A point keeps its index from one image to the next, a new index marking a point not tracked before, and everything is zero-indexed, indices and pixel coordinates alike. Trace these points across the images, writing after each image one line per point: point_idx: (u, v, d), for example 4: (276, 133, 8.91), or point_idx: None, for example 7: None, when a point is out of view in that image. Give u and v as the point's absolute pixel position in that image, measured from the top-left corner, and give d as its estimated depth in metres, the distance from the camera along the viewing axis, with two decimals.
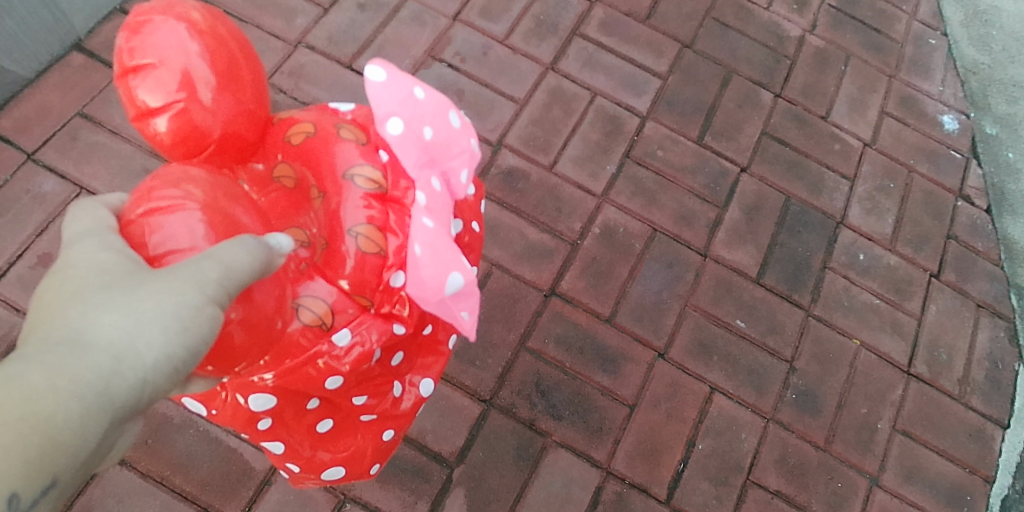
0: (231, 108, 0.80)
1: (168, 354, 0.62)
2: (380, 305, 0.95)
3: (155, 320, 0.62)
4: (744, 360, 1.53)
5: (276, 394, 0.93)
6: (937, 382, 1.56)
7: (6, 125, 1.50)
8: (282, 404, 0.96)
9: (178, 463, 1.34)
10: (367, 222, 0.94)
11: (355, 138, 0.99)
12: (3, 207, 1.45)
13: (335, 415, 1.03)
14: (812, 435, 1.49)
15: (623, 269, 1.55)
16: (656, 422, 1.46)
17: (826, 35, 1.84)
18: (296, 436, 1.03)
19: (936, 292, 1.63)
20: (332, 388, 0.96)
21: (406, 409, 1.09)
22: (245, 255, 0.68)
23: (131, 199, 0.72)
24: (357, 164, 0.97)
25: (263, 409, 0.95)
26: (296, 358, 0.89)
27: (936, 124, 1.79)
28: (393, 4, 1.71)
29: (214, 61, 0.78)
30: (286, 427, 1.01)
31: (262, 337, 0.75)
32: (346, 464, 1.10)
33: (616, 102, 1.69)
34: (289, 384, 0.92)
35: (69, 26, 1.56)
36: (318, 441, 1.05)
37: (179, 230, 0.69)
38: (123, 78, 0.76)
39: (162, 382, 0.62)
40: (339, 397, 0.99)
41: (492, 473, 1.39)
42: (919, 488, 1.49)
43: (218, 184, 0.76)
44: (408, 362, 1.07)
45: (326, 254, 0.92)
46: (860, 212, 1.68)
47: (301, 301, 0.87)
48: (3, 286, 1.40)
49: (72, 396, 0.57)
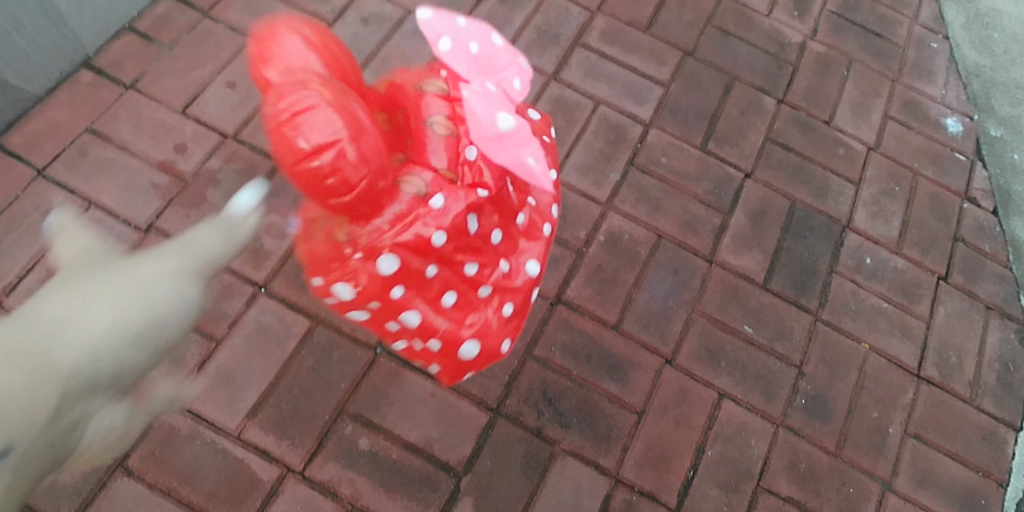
0: (326, 62, 1.14)
1: (111, 329, 1.09)
2: (469, 193, 1.25)
3: (95, 315, 1.08)
4: (752, 365, 1.52)
5: (399, 255, 1.25)
6: (948, 385, 1.55)
7: (17, 142, 1.51)
8: (408, 272, 1.28)
9: (185, 475, 1.35)
10: (442, 114, 1.27)
11: (438, 88, 1.29)
12: (13, 223, 1.46)
13: (451, 289, 1.32)
14: (823, 440, 1.48)
15: (629, 276, 1.55)
16: (664, 429, 1.45)
17: (827, 41, 1.84)
18: (419, 307, 1.32)
19: (944, 295, 1.62)
20: (446, 258, 1.28)
21: (520, 284, 1.37)
22: (334, 124, 1.06)
23: (270, 119, 1.06)
24: (435, 114, 1.27)
25: (396, 277, 1.28)
26: (404, 216, 1.22)
27: (940, 127, 1.79)
28: (396, 17, 1.72)
29: (322, 54, 1.14)
30: (410, 299, 1.31)
31: (381, 178, 1.12)
32: (465, 335, 1.35)
33: (619, 111, 1.70)
34: (413, 250, 1.25)
35: (78, 43, 1.56)
36: (440, 313, 1.33)
37: (315, 123, 1.06)
38: (256, 69, 1.12)
39: (93, 354, 1.07)
40: (452, 267, 1.30)
41: (500, 481, 1.39)
42: (932, 492, 1.48)
43: (333, 87, 1.09)
44: (507, 245, 1.37)
45: (416, 146, 1.26)
46: (865, 216, 1.67)
47: (405, 180, 1.21)
48: (14, 299, 1.41)
49: (122, 346, 1.09)
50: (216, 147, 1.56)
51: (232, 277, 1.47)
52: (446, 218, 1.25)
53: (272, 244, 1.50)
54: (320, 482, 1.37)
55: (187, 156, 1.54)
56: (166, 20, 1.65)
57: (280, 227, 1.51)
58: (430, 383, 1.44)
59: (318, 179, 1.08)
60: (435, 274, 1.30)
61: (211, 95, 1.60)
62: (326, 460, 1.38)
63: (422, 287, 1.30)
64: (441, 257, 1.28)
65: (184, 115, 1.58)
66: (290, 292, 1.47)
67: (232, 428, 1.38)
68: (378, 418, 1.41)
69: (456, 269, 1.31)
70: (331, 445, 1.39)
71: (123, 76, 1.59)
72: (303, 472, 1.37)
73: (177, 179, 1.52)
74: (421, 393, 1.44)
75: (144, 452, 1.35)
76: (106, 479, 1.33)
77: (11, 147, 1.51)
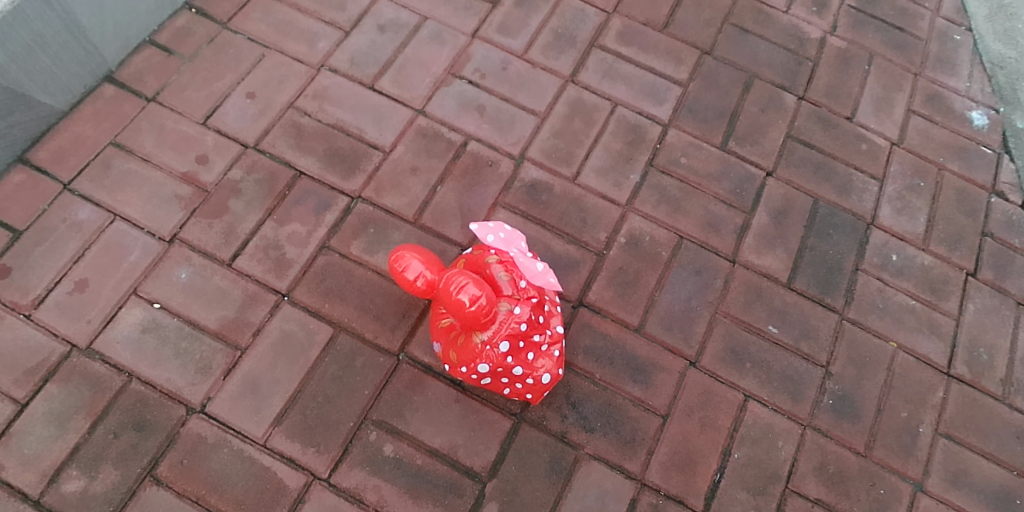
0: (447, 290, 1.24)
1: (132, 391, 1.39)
2: (528, 295, 1.30)
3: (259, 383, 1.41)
4: (778, 366, 1.50)
5: (498, 363, 1.29)
6: (979, 383, 1.53)
7: (43, 156, 1.53)
8: (519, 346, 1.29)
9: (213, 483, 1.36)
10: (487, 262, 1.32)
11: (492, 257, 1.33)
12: (40, 236, 1.47)
13: (544, 346, 1.33)
14: (852, 441, 1.46)
15: (650, 278, 1.54)
16: (690, 431, 1.44)
17: (847, 37, 1.82)
18: (534, 369, 1.32)
19: (973, 291, 1.60)
20: (535, 328, 1.30)
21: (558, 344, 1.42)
22: (466, 292, 1.21)
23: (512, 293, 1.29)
24: (502, 280, 1.30)
25: (511, 353, 1.29)
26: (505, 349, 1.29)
27: (965, 120, 1.76)
28: (412, 24, 1.72)
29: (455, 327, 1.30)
30: (525, 364, 1.32)
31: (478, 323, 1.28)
32: (560, 364, 1.36)
33: (638, 112, 1.69)
34: (516, 336, 1.28)
35: (100, 58, 1.57)
36: (544, 363, 1.33)
37: (467, 297, 1.21)
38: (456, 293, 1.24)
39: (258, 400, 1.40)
40: (543, 332, 1.32)
41: (525, 486, 1.39)
42: (965, 493, 1.45)
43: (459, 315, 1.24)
44: None
45: None
46: (890, 212, 1.65)
47: None
48: (43, 312, 1.43)
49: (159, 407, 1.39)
50: (237, 158, 1.56)
51: (256, 286, 1.47)
52: (525, 316, 1.28)
53: (295, 252, 1.50)
54: (345, 489, 1.37)
55: (209, 167, 1.55)
56: (187, 33, 1.66)
57: (302, 236, 1.51)
58: (454, 388, 1.44)
59: (475, 318, 1.22)
60: (538, 339, 1.31)
61: (231, 105, 1.60)
62: (351, 467, 1.38)
63: (529, 356, 1.31)
64: (534, 328, 1.29)
65: (205, 126, 1.58)
66: (313, 300, 1.47)
67: (258, 436, 1.39)
68: (401, 424, 1.41)
69: (543, 331, 1.32)
70: (356, 452, 1.39)
71: (145, 89, 1.60)
72: (328, 479, 1.37)
73: (200, 191, 1.53)
74: (444, 399, 1.43)
75: (172, 461, 1.36)
76: (135, 489, 1.35)
77: (37, 162, 1.52)
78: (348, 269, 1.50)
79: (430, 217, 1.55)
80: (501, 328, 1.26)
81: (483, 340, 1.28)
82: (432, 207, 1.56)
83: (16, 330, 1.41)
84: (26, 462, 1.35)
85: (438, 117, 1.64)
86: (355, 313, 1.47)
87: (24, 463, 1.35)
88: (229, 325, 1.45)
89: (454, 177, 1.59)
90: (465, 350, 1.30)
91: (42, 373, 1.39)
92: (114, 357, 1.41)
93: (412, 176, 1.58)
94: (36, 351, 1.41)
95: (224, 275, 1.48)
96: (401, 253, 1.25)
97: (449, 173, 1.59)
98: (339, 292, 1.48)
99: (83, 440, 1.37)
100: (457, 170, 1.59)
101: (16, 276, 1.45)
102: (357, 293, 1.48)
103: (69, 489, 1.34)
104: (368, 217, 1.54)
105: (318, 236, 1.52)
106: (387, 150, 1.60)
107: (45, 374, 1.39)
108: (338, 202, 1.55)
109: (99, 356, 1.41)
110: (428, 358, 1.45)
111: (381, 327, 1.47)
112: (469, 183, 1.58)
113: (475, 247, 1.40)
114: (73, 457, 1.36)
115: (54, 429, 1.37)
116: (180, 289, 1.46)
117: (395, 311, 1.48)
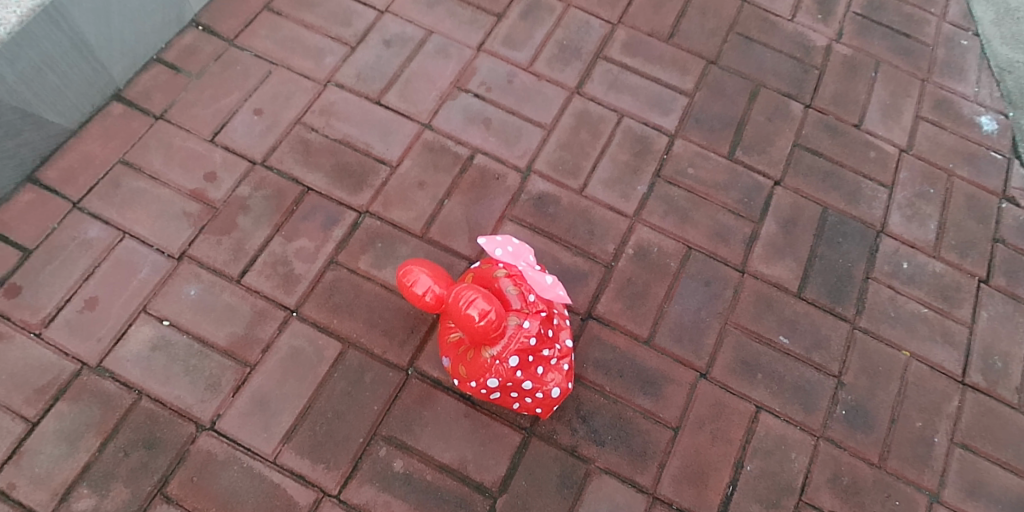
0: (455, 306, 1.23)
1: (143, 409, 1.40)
2: (536, 308, 1.30)
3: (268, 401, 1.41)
4: (790, 376, 1.49)
5: (506, 377, 1.29)
6: (994, 391, 1.51)
7: (52, 175, 1.53)
8: (528, 360, 1.29)
9: (223, 500, 1.36)
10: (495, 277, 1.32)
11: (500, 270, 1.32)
12: (50, 255, 1.48)
13: (553, 360, 1.32)
14: (866, 452, 1.45)
15: (659, 289, 1.53)
16: (701, 444, 1.43)
17: (853, 44, 1.81)
18: (543, 383, 1.32)
19: (986, 299, 1.58)
20: (544, 342, 1.29)
21: None
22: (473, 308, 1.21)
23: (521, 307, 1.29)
24: (510, 294, 1.29)
25: (520, 367, 1.29)
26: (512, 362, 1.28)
27: (974, 125, 1.75)
28: (418, 38, 1.72)
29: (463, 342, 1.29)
30: (534, 378, 1.31)
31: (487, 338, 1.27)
32: (570, 378, 1.35)
33: (644, 122, 1.68)
34: (525, 351, 1.27)
35: (108, 76, 1.58)
36: (553, 377, 1.32)
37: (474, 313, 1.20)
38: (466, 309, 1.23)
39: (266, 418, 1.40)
40: (552, 346, 1.31)
41: (536, 501, 1.38)
42: (982, 503, 1.44)
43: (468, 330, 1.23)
44: None
45: None
46: (900, 220, 1.64)
47: None
48: (53, 332, 1.43)
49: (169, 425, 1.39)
50: (245, 175, 1.57)
51: (265, 302, 1.47)
52: (534, 330, 1.28)
53: (303, 268, 1.50)
54: (356, 505, 1.37)
55: (217, 184, 1.56)
56: (193, 50, 1.66)
57: (310, 251, 1.51)
58: (464, 402, 1.43)
59: (485, 333, 1.22)
60: (547, 353, 1.30)
61: (238, 122, 1.61)
62: (361, 483, 1.38)
63: (538, 370, 1.31)
64: (543, 342, 1.29)
65: (213, 143, 1.59)
66: (322, 315, 1.47)
67: (268, 452, 1.38)
68: (411, 439, 1.40)
69: (552, 345, 1.31)
70: (366, 468, 1.38)
71: (153, 107, 1.61)
72: (339, 496, 1.37)
73: (208, 207, 1.54)
74: (453, 413, 1.43)
75: (182, 479, 1.36)
76: (146, 506, 1.35)
77: (47, 182, 1.53)
78: (356, 285, 1.50)
79: (437, 231, 1.55)
80: (511, 342, 1.26)
81: (492, 355, 1.27)
82: (440, 220, 1.56)
83: (26, 349, 1.42)
84: (37, 481, 1.35)
85: (445, 130, 1.64)
86: (363, 329, 1.47)
87: (35, 481, 1.35)
88: (239, 342, 1.45)
89: (462, 191, 1.59)
90: (473, 364, 1.30)
91: (52, 392, 1.40)
92: (125, 375, 1.42)
93: (419, 190, 1.58)
94: (47, 369, 1.41)
95: (233, 291, 1.48)
96: (411, 267, 1.24)
97: (456, 187, 1.59)
98: (347, 308, 1.48)
99: (94, 458, 1.36)
100: (463, 184, 1.59)
101: (25, 295, 1.45)
102: (365, 309, 1.48)
103: (80, 508, 1.34)
104: (375, 232, 1.54)
105: (326, 251, 1.52)
106: (394, 164, 1.60)
107: (55, 393, 1.39)
108: (346, 218, 1.55)
109: (109, 374, 1.42)
110: (437, 373, 1.45)
111: (390, 342, 1.46)
112: (475, 197, 1.58)
113: (484, 260, 1.39)
114: (83, 475, 1.36)
115: (64, 447, 1.37)
116: (189, 306, 1.47)
117: (404, 325, 1.48)
